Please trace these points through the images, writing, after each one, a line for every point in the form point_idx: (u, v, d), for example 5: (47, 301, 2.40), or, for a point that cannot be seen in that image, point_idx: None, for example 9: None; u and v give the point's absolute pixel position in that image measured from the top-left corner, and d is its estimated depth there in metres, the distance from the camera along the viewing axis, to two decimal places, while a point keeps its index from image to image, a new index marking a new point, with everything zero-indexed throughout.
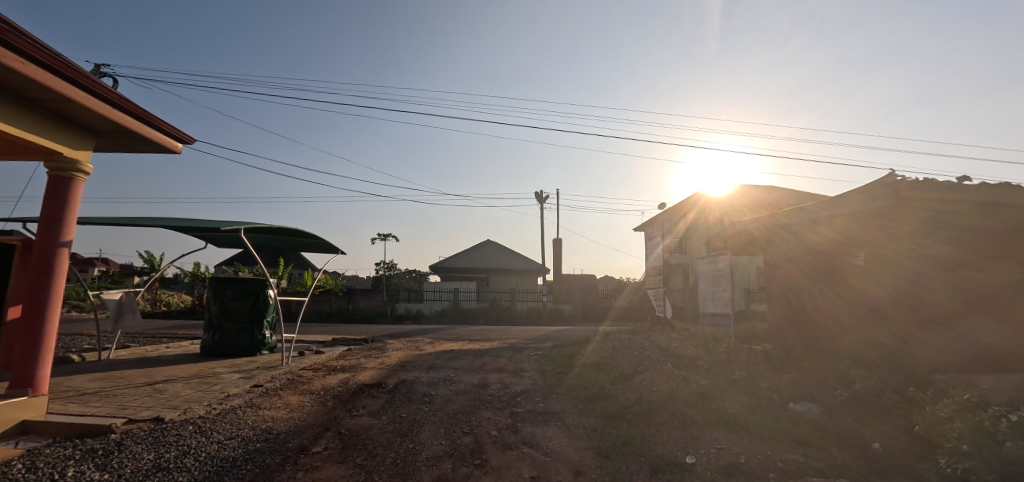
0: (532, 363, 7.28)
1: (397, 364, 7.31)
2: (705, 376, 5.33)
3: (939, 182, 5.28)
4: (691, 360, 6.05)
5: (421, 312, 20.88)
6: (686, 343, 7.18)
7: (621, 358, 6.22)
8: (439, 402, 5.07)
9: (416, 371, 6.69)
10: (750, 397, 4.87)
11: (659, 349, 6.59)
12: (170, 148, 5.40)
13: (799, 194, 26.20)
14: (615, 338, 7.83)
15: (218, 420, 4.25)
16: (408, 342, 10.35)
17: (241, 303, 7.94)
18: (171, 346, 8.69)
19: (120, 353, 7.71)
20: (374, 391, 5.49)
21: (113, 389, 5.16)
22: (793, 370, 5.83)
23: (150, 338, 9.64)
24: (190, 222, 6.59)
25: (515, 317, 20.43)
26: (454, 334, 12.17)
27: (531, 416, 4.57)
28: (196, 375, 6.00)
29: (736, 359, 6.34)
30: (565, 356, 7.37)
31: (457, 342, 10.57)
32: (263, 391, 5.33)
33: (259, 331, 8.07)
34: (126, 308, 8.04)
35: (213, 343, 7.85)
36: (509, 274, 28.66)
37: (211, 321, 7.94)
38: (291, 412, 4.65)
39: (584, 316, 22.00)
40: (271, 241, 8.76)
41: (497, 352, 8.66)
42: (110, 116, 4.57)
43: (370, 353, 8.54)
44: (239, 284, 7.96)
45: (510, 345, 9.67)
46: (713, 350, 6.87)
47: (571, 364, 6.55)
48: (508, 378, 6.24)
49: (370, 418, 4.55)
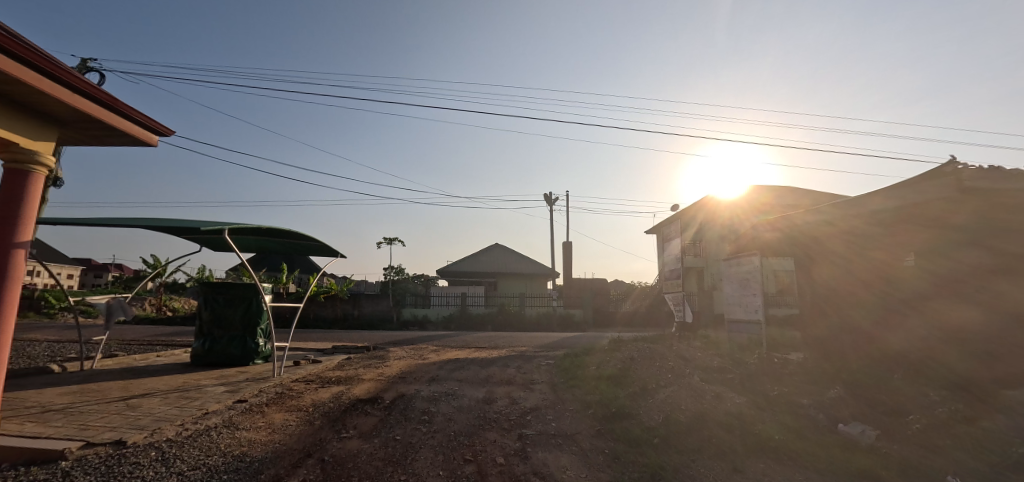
0: (542, 374, 6.73)
1: (398, 375, 6.80)
2: (739, 392, 4.71)
3: (1007, 171, 4.65)
4: (720, 373, 5.44)
5: (428, 318, 20.37)
6: (712, 353, 6.56)
7: (641, 369, 5.63)
8: (439, 421, 4.51)
9: (417, 383, 6.15)
10: (795, 420, 4.25)
11: (683, 360, 5.98)
12: (144, 140, 4.98)
13: (816, 194, 25.35)
14: (632, 347, 7.25)
15: (187, 444, 3.74)
16: (411, 350, 9.84)
17: (234, 309, 7.47)
18: (162, 355, 8.27)
19: (106, 362, 7.28)
20: (368, 408, 4.95)
21: (81, 406, 4.70)
22: (838, 386, 5.19)
23: (143, 346, 9.24)
24: (174, 223, 6.14)
25: (524, 323, 19.83)
26: (460, 341, 11.63)
27: (542, 439, 4.01)
28: (178, 388, 5.54)
29: (770, 372, 5.72)
30: (578, 366, 6.79)
31: (463, 350, 10.02)
32: (245, 408, 4.82)
33: (253, 339, 7.60)
34: (116, 311, 7.64)
35: (203, 352, 7.39)
36: (515, 278, 28.04)
37: (201, 328, 7.49)
38: (272, 434, 4.13)
39: (596, 323, 21.36)
40: (268, 242, 8.35)
41: (506, 361, 8.10)
42: (70, 101, 4.12)
43: (370, 362, 8.04)
44: (232, 289, 7.50)
45: (518, 354, 9.11)
46: (741, 361, 6.25)
47: (586, 376, 5.98)
48: (517, 392, 5.67)
49: (360, 441, 4.01)
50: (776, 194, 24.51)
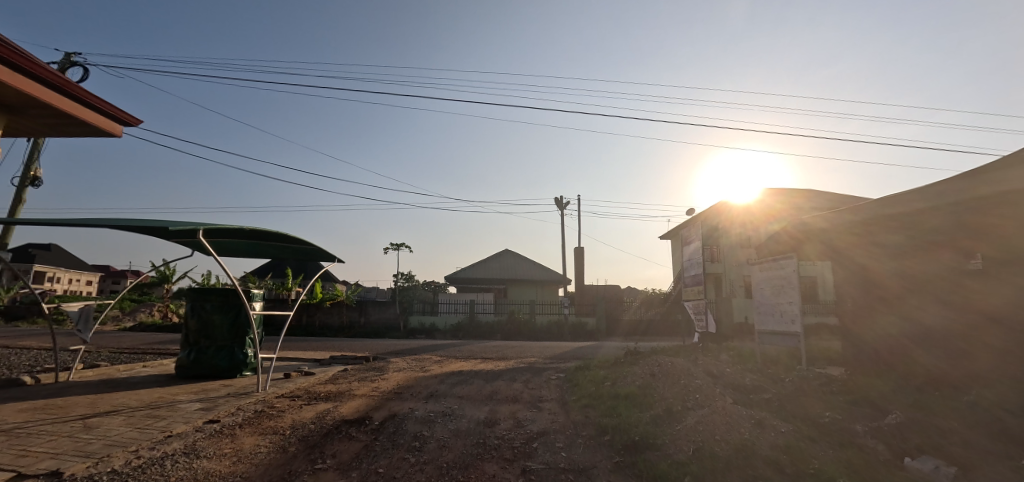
0: (552, 391, 6.09)
1: (394, 390, 6.22)
2: (782, 418, 4.02)
3: None
4: (756, 394, 4.74)
5: (435, 326, 19.76)
6: (742, 369, 5.85)
7: (663, 386, 4.95)
8: (431, 450, 3.89)
9: (412, 400, 5.55)
10: (855, 454, 3.54)
11: (711, 376, 5.29)
12: (105, 129, 4.50)
13: (838, 198, 24.38)
14: (651, 359, 6.58)
15: (130, 478, 3.18)
16: (414, 361, 9.25)
17: (222, 317, 6.97)
18: (147, 365, 7.80)
19: (84, 373, 6.82)
20: (352, 431, 4.36)
21: (33, 426, 4.20)
22: (896, 412, 4.46)
23: (131, 356, 8.78)
24: (151, 223, 5.67)
25: (534, 332, 19.14)
26: (466, 351, 11.01)
27: (550, 474, 3.37)
28: (149, 405, 5.03)
29: (813, 394, 5.00)
30: (592, 381, 6.13)
31: (468, 361, 9.41)
32: (214, 430, 4.27)
33: (241, 350, 7.08)
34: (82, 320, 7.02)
35: (189, 363, 6.89)
36: (525, 285, 27.33)
37: (187, 338, 7.00)
38: (236, 464, 3.55)
39: (609, 332, 20.55)
40: (261, 244, 7.91)
41: (512, 374, 7.47)
42: (14, 82, 3.61)
43: (367, 375, 7.48)
44: (221, 295, 7.03)
45: (527, 366, 8.47)
46: (775, 378, 5.54)
47: (600, 393, 5.33)
48: (523, 413, 5.03)
49: (336, 474, 3.41)
50: (795, 197, 23.60)
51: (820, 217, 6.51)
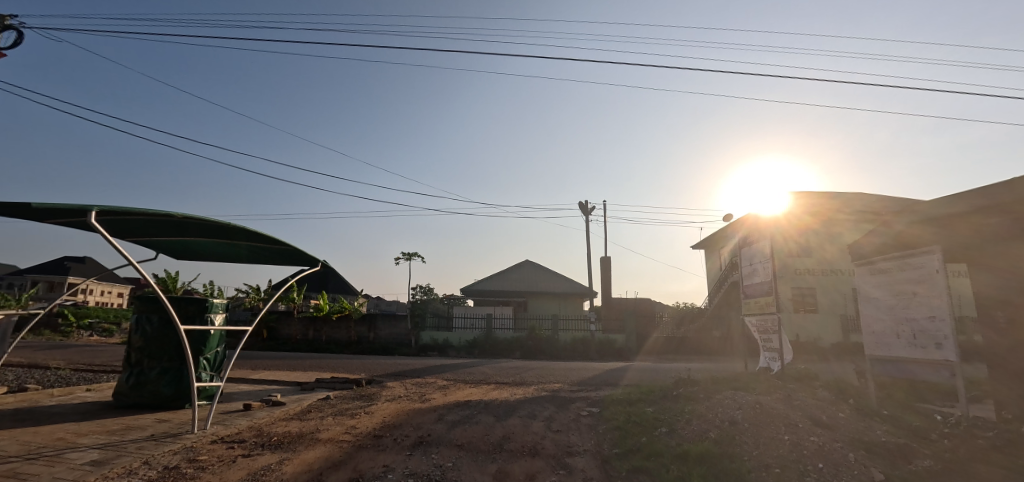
0: (585, 437, 4.45)
1: (372, 432, 4.67)
2: None
3: None
4: (912, 463, 3.03)
5: (449, 343, 18.14)
6: (858, 414, 4.11)
7: (756, 446, 3.27)
8: None
9: (390, 451, 3.99)
10: None
11: (823, 429, 3.59)
12: None
13: (889, 204, 21.94)
14: (716, 394, 4.90)
15: None
16: (415, 386, 7.70)
17: (168, 333, 5.60)
18: (91, 389, 6.48)
19: (3, 401, 5.52)
20: None
21: None
22: None
23: (84, 377, 7.47)
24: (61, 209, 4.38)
25: (556, 350, 17.32)
26: (478, 375, 9.41)
27: None
28: (30, 456, 3.65)
29: (995, 461, 3.26)
30: (641, 425, 4.46)
31: (479, 387, 7.80)
32: None
33: (193, 375, 5.69)
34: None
35: (127, 390, 5.55)
36: (548, 298, 25.56)
37: (128, 358, 5.66)
38: None
39: (641, 349, 18.46)
40: (227, 243, 6.54)
41: (532, 408, 5.85)
42: None
43: (349, 407, 5.93)
44: (169, 306, 5.67)
45: (550, 395, 6.83)
46: (914, 432, 3.78)
47: (657, 449, 3.67)
48: (545, 476, 3.45)
49: None
50: (837, 204, 21.40)
51: (926, 204, 4.81)
